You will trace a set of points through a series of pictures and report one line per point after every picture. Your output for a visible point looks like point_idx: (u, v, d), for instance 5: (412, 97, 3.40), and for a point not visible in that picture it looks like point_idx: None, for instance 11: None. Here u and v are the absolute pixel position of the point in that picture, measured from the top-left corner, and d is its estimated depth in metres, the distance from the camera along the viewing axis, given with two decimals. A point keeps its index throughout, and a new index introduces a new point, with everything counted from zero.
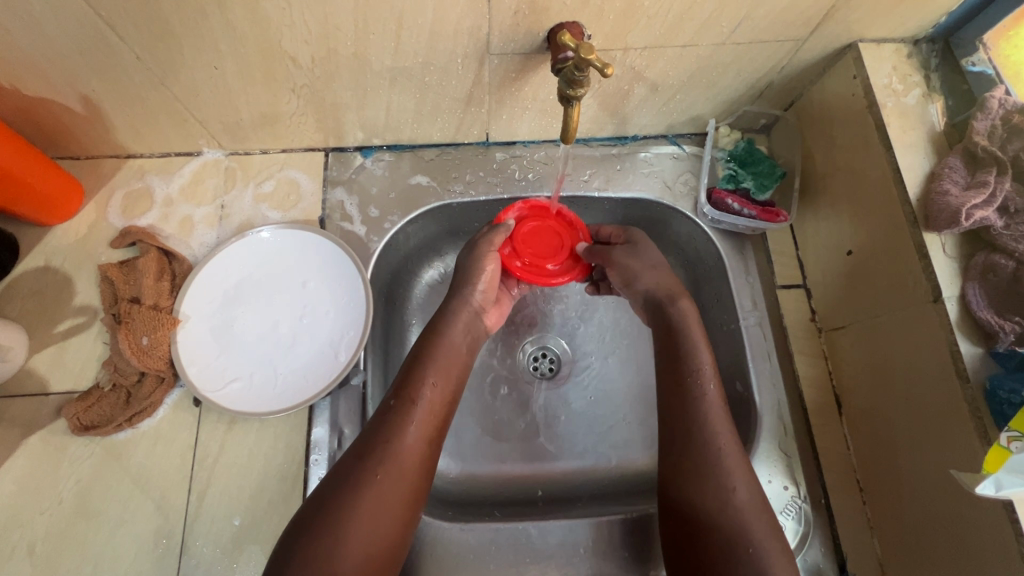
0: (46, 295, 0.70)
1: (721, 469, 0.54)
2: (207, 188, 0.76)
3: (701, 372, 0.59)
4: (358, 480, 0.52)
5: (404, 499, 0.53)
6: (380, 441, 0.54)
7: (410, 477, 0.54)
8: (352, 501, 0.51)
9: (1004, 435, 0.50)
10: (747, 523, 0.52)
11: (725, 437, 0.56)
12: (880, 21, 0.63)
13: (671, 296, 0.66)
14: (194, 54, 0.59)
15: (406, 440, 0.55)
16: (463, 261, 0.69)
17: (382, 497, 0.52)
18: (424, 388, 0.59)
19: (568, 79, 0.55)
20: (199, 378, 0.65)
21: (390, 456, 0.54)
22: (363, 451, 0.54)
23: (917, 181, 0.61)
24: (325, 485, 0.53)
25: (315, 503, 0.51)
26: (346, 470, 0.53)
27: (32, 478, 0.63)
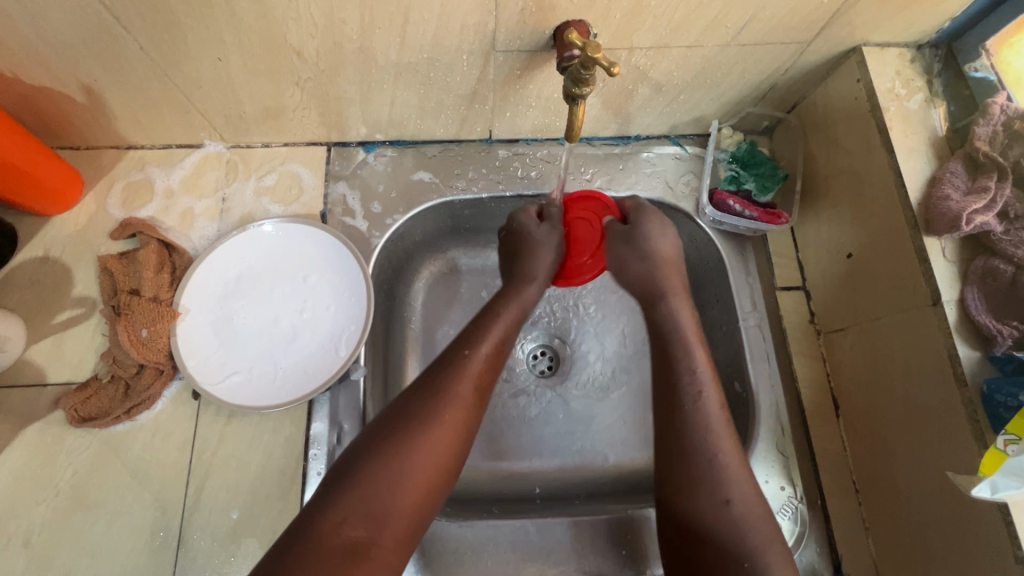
0: (44, 285, 0.70)
1: (720, 479, 0.52)
2: (208, 180, 0.76)
3: (696, 373, 0.58)
4: (421, 417, 0.52)
5: (460, 442, 0.53)
6: (445, 382, 0.55)
7: (468, 420, 0.54)
8: (413, 436, 0.51)
9: (1001, 438, 0.51)
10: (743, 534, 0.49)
11: (725, 450, 0.53)
12: (884, 25, 0.63)
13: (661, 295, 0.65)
14: (198, 45, 0.58)
15: (468, 383, 0.55)
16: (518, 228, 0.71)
17: (441, 436, 0.52)
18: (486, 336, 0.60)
19: (574, 77, 0.55)
20: (199, 371, 0.65)
21: (453, 397, 0.54)
22: (426, 390, 0.54)
23: (918, 185, 0.61)
24: (385, 421, 0.52)
25: (377, 436, 0.51)
26: (408, 407, 0.53)
27: (29, 469, 0.63)
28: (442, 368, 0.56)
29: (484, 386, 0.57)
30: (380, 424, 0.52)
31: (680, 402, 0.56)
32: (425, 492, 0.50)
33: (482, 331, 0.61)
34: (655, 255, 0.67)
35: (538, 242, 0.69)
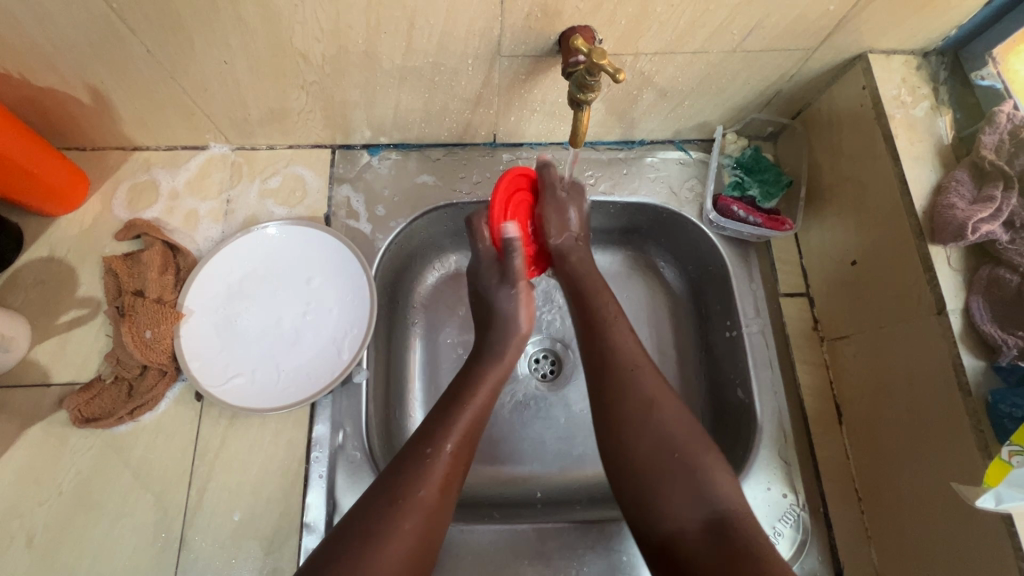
0: (49, 286, 0.70)
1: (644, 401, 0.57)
2: (213, 182, 0.76)
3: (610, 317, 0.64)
4: (375, 528, 0.49)
5: (421, 547, 0.50)
6: (405, 489, 0.51)
7: (432, 521, 0.52)
8: (369, 550, 0.48)
9: (1006, 449, 0.50)
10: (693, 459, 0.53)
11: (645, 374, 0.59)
12: (891, 32, 0.63)
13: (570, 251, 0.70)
14: (204, 48, 0.58)
15: (430, 489, 0.52)
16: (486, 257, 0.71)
17: (402, 540, 0.49)
18: (450, 432, 0.57)
19: (579, 83, 0.55)
20: (202, 373, 0.65)
21: (415, 504, 0.51)
22: (383, 498, 0.51)
23: (923, 193, 0.61)
24: (341, 529, 0.50)
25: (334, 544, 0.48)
26: (365, 517, 0.50)
27: (32, 469, 0.63)
28: (401, 473, 0.53)
29: (449, 487, 0.54)
30: (335, 539, 0.49)
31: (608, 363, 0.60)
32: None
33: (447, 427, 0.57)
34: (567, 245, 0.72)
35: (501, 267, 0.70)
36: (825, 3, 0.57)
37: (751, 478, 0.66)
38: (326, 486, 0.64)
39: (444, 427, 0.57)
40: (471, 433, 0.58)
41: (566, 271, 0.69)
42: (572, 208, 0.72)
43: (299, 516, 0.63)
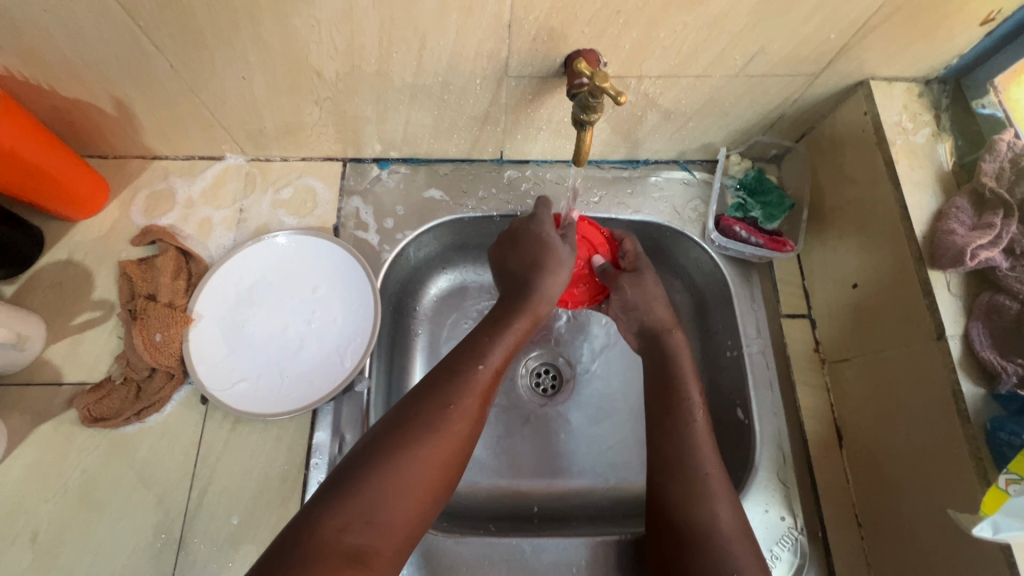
0: (65, 288, 0.73)
1: (706, 494, 0.57)
2: (227, 191, 0.78)
3: (691, 401, 0.64)
4: (426, 426, 0.52)
5: (461, 449, 0.54)
6: (453, 393, 0.55)
7: (472, 428, 0.55)
8: (420, 444, 0.51)
9: (1002, 477, 0.50)
10: (730, 551, 0.53)
11: (713, 471, 0.59)
12: (892, 60, 0.64)
13: (665, 328, 0.71)
14: (224, 65, 0.61)
15: (472, 398, 0.56)
16: (542, 245, 0.69)
17: (446, 445, 0.52)
18: (494, 350, 0.61)
19: (582, 104, 0.57)
20: (208, 376, 0.67)
21: (459, 411, 0.54)
22: (432, 397, 0.55)
23: (924, 219, 0.62)
24: (391, 423, 0.53)
25: (382, 438, 0.51)
26: (416, 415, 0.53)
27: (40, 466, 0.64)
28: (450, 380, 0.56)
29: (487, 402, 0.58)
30: (387, 427, 0.52)
31: (683, 447, 0.60)
32: (426, 494, 0.50)
33: (494, 342, 0.61)
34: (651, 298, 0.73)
35: (559, 259, 0.69)
36: (826, 31, 0.59)
37: (749, 499, 0.66)
38: None
39: (486, 351, 0.60)
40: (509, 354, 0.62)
41: (663, 348, 0.69)
42: (646, 280, 0.74)
43: None
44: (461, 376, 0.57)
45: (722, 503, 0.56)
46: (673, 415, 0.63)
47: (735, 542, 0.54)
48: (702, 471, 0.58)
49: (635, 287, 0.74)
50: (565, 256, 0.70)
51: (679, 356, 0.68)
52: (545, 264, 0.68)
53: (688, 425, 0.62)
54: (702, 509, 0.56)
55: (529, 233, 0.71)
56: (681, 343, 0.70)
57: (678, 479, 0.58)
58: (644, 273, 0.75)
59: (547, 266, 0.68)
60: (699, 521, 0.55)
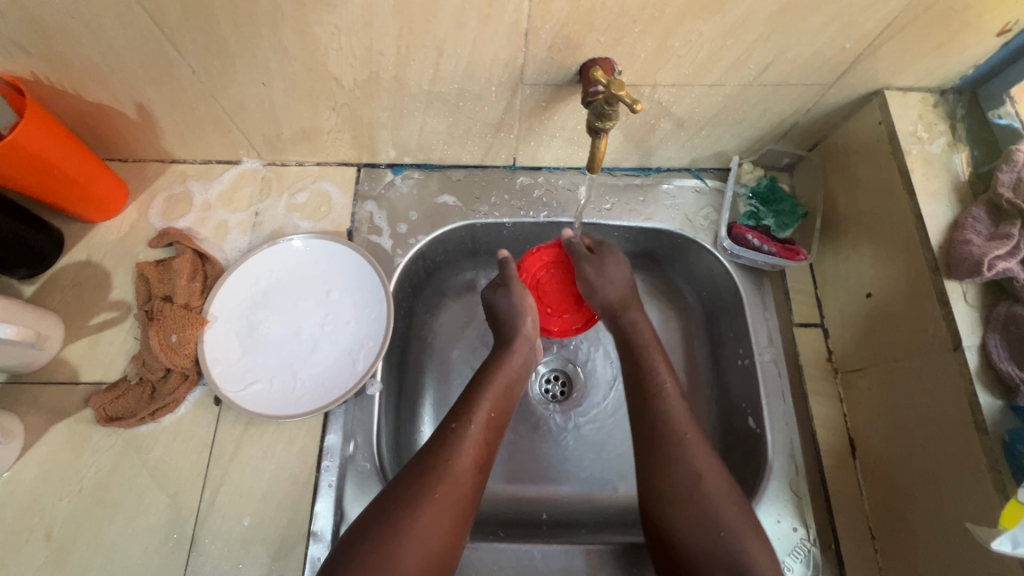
0: (84, 288, 0.74)
1: (686, 455, 0.60)
2: (243, 195, 0.80)
3: (655, 369, 0.67)
4: (415, 495, 0.55)
5: (456, 514, 0.56)
6: (440, 459, 0.58)
7: (465, 493, 0.58)
8: (411, 513, 0.54)
9: (1020, 489, 0.49)
10: (716, 507, 0.57)
11: (689, 431, 0.62)
12: (907, 70, 0.64)
13: (625, 304, 0.73)
14: (245, 71, 0.62)
15: (460, 460, 0.59)
16: (501, 305, 0.73)
17: (438, 512, 0.55)
18: (477, 412, 0.63)
19: (598, 111, 0.57)
20: (222, 378, 0.67)
21: (448, 480, 0.57)
22: (422, 467, 0.58)
23: (940, 229, 0.61)
24: (385, 496, 0.56)
25: (377, 510, 0.55)
26: (407, 483, 0.57)
27: (55, 464, 0.65)
28: (437, 445, 0.60)
29: (478, 464, 0.60)
30: (383, 500, 0.56)
31: (657, 416, 0.63)
32: (427, 562, 0.53)
33: (477, 406, 0.64)
34: (615, 281, 0.73)
35: (523, 303, 0.73)
36: (840, 41, 0.59)
37: (761, 509, 0.66)
38: (334, 495, 0.65)
39: (471, 412, 0.63)
40: (494, 413, 0.65)
41: (621, 326, 0.72)
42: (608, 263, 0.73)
43: (307, 524, 0.64)
44: (445, 441, 0.60)
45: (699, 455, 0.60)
46: (641, 392, 0.66)
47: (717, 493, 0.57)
48: (679, 435, 0.61)
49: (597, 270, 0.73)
50: (524, 298, 0.73)
51: (639, 330, 0.71)
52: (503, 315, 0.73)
53: (658, 390, 0.65)
54: (681, 472, 0.59)
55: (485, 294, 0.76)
56: (636, 321, 0.72)
57: (652, 449, 0.61)
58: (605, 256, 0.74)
59: (512, 316, 0.72)
60: (681, 482, 0.58)
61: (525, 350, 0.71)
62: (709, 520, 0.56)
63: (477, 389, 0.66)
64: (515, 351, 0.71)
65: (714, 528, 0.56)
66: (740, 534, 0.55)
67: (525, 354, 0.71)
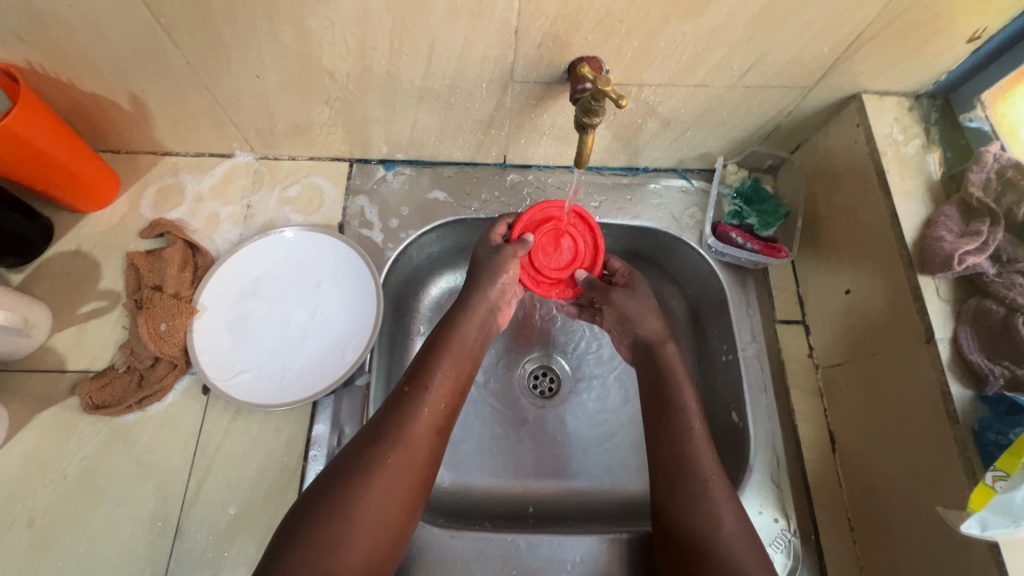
0: (73, 278, 0.74)
1: (706, 498, 0.58)
2: (235, 188, 0.80)
3: (686, 406, 0.63)
4: (371, 461, 0.56)
5: (413, 478, 0.58)
6: (396, 424, 0.59)
7: (421, 457, 0.59)
8: (366, 480, 0.55)
9: (990, 474, 0.51)
10: (733, 554, 0.55)
11: (712, 473, 0.59)
12: (882, 74, 0.66)
13: (661, 341, 0.70)
14: (239, 63, 0.63)
15: (417, 426, 0.60)
16: (482, 258, 0.73)
17: (393, 480, 0.56)
18: (434, 378, 0.64)
19: (585, 107, 0.59)
20: (210, 367, 0.68)
21: (405, 447, 0.58)
22: (378, 433, 0.58)
23: (914, 226, 0.63)
24: (340, 463, 0.57)
25: (332, 477, 0.56)
26: (363, 448, 0.58)
27: (39, 452, 0.65)
28: (393, 412, 0.60)
29: (437, 429, 0.61)
30: (338, 467, 0.57)
31: (679, 452, 0.61)
32: (383, 526, 0.55)
33: (435, 371, 0.64)
34: (646, 311, 0.73)
35: (500, 262, 0.72)
36: (819, 44, 0.61)
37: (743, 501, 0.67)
38: None
39: (428, 379, 0.63)
40: (452, 379, 0.65)
41: (657, 360, 0.68)
42: (646, 303, 0.73)
43: None
44: (401, 405, 0.61)
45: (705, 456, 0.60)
46: (669, 423, 0.63)
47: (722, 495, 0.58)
48: (702, 476, 0.59)
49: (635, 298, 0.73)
50: (502, 258, 0.72)
51: (674, 367, 0.67)
52: (483, 272, 0.72)
53: (685, 429, 0.62)
54: (700, 516, 0.57)
55: (485, 245, 0.75)
56: (673, 357, 0.68)
57: (673, 487, 0.59)
58: (638, 286, 0.75)
59: (484, 275, 0.71)
60: (699, 525, 0.57)
61: (484, 311, 0.71)
62: (723, 564, 0.54)
63: (424, 378, 0.63)
64: (474, 311, 0.70)
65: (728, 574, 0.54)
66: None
67: (483, 315, 0.71)
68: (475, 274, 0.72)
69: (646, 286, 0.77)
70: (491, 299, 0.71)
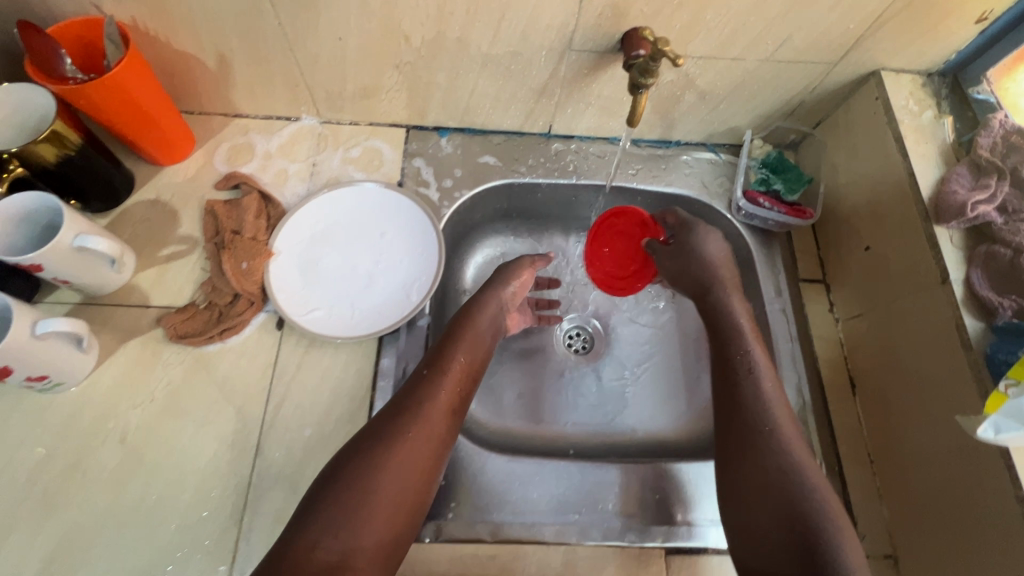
0: (154, 223, 0.79)
1: (778, 446, 0.62)
2: (302, 148, 0.86)
3: (748, 354, 0.69)
4: (389, 438, 0.60)
5: (429, 454, 0.61)
6: (415, 405, 0.63)
7: (437, 437, 0.62)
8: (385, 455, 0.59)
9: (1002, 383, 0.57)
10: (803, 502, 0.58)
11: (783, 424, 0.64)
12: (900, 52, 0.74)
13: (710, 287, 0.76)
14: (326, 25, 0.70)
15: (433, 407, 0.63)
16: (502, 266, 0.80)
17: (409, 457, 0.59)
18: (450, 363, 0.68)
19: (641, 69, 0.66)
20: (287, 304, 0.74)
21: (422, 426, 0.62)
22: (397, 414, 0.62)
23: (929, 184, 0.71)
24: (359, 439, 0.61)
25: (353, 450, 0.59)
26: (382, 426, 0.61)
27: (127, 376, 0.70)
28: (409, 395, 0.64)
29: (451, 411, 0.65)
30: (359, 441, 0.60)
31: (748, 404, 0.66)
32: (400, 499, 0.58)
33: (450, 358, 0.68)
34: (705, 257, 0.77)
35: (511, 271, 0.79)
36: (847, 21, 0.69)
37: None
38: None
39: (443, 365, 0.67)
40: (465, 367, 0.69)
41: (711, 305, 0.75)
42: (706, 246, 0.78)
43: None
44: (419, 387, 0.64)
45: (781, 410, 0.65)
46: (732, 378, 0.69)
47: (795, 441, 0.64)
48: (770, 425, 0.64)
49: (690, 240, 0.78)
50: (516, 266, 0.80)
51: (737, 316, 0.73)
52: (499, 276, 0.79)
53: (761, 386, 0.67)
54: (770, 464, 0.61)
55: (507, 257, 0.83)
56: (723, 300, 0.75)
57: (734, 438, 0.65)
58: (695, 231, 0.78)
59: (497, 279, 0.78)
60: (772, 472, 0.61)
61: (495, 309, 0.76)
62: (788, 514, 0.58)
63: (441, 362, 0.67)
64: (486, 309, 0.75)
65: (791, 523, 0.57)
66: (834, 520, 0.57)
67: (494, 313, 0.76)
68: (491, 279, 0.79)
69: (710, 227, 0.79)
70: (502, 300, 0.77)
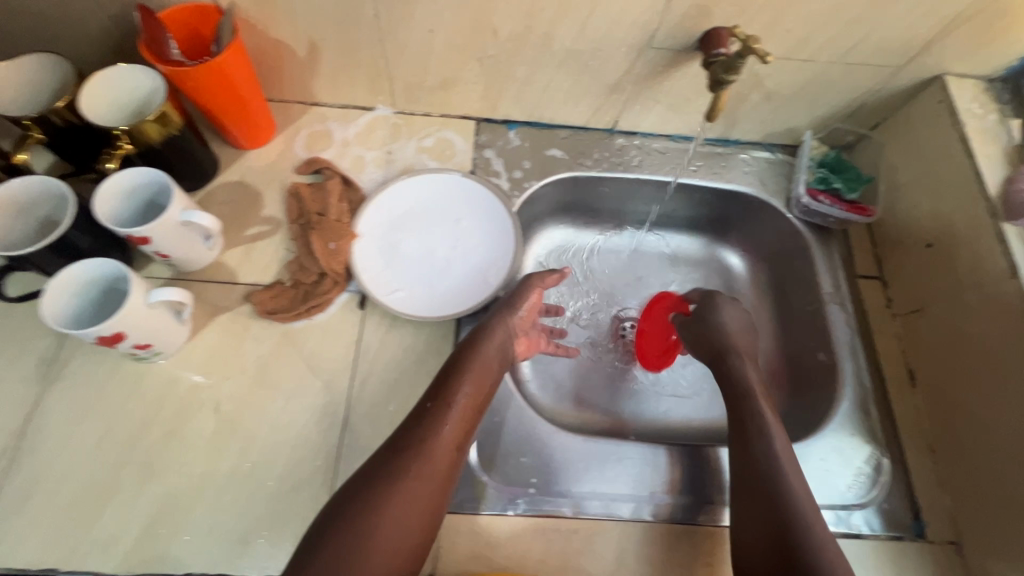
0: (239, 204, 0.82)
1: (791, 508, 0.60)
2: (378, 136, 0.89)
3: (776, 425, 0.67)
4: (390, 478, 0.57)
5: (431, 496, 0.58)
6: (419, 443, 0.60)
7: (439, 480, 0.59)
8: (385, 498, 0.56)
9: None
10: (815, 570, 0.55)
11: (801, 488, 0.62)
12: (965, 58, 0.77)
13: (729, 353, 0.75)
14: (420, 18, 0.73)
15: (436, 447, 0.60)
16: (513, 289, 0.77)
17: (408, 501, 0.57)
18: (454, 398, 0.64)
19: (726, 65, 0.69)
20: (372, 284, 0.78)
21: (423, 468, 0.59)
22: (397, 453, 0.59)
23: (995, 183, 0.74)
24: (360, 477, 0.58)
25: (352, 491, 0.57)
26: (384, 464, 0.59)
27: (219, 348, 0.72)
28: (411, 432, 0.61)
29: (456, 449, 0.62)
30: (361, 479, 0.58)
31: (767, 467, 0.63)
32: (398, 545, 0.55)
33: (454, 392, 0.64)
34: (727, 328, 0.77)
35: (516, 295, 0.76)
36: (918, 26, 0.72)
37: (836, 424, 0.76)
38: None
39: (446, 400, 0.64)
40: (470, 402, 0.65)
41: (728, 371, 0.74)
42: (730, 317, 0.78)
43: None
44: (423, 422, 0.62)
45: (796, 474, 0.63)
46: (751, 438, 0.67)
47: (804, 495, 0.61)
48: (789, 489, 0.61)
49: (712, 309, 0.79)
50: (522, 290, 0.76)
51: (748, 379, 0.73)
52: (508, 301, 0.76)
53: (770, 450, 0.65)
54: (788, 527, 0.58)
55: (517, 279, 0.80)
56: (743, 369, 0.73)
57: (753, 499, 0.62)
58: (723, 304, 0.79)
59: (504, 306, 0.75)
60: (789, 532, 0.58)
61: (503, 336, 0.72)
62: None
63: (445, 396, 0.64)
64: (494, 335, 0.71)
65: None
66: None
67: (502, 339, 0.71)
68: (499, 304, 0.75)
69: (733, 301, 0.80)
70: (511, 327, 0.73)
